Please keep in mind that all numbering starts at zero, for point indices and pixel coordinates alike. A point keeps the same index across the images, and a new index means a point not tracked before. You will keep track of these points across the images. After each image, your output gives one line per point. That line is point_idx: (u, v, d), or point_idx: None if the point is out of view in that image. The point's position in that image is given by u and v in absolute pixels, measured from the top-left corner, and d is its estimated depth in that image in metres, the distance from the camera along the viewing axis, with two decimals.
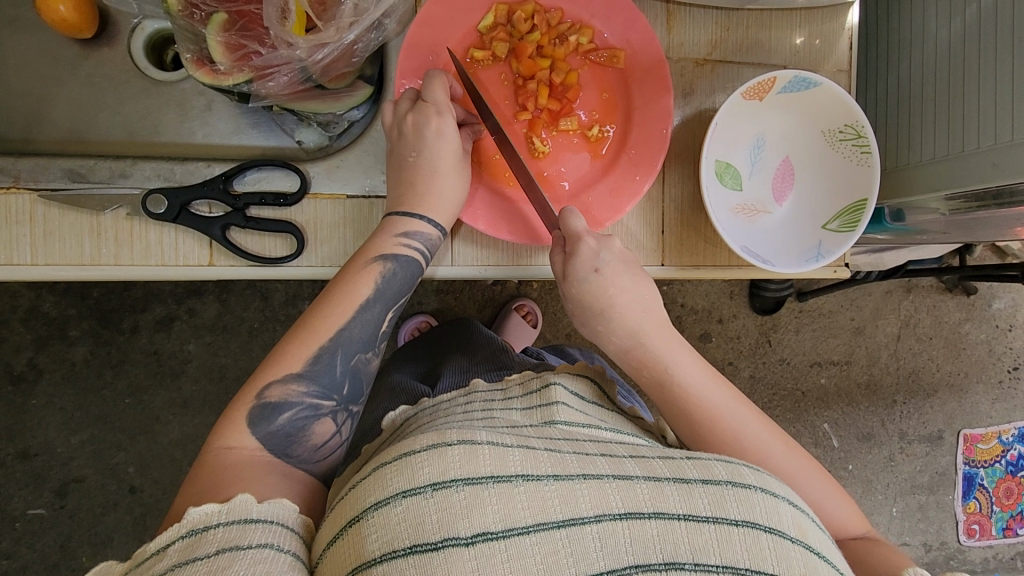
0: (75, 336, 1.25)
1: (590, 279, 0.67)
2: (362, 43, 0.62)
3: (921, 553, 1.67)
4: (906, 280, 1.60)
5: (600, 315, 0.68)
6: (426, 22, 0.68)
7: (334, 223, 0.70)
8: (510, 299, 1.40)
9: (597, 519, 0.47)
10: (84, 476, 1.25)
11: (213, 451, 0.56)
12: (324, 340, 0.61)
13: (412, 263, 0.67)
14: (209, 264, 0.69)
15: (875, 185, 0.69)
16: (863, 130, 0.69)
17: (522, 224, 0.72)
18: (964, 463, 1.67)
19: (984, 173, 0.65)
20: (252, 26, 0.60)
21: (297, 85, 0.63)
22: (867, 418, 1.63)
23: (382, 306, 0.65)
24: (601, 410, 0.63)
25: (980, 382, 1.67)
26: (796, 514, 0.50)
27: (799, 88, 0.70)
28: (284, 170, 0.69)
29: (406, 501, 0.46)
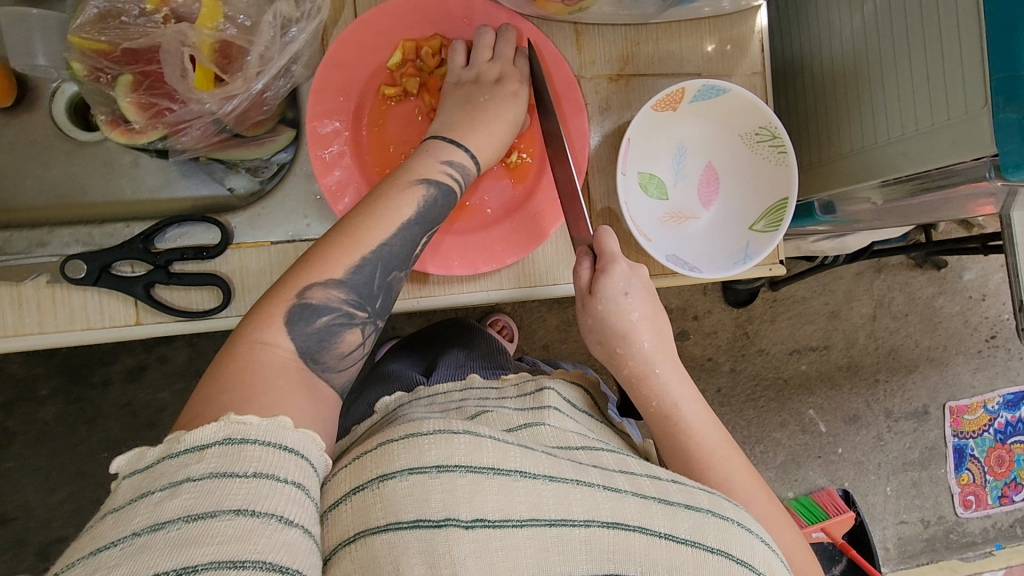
0: (44, 395, 1.23)
1: (619, 300, 0.67)
2: (273, 90, 0.62)
3: (920, 530, 1.67)
4: (875, 260, 1.62)
5: (621, 339, 0.68)
6: (330, 65, 0.68)
7: (259, 271, 0.70)
8: (484, 315, 1.40)
9: (586, 524, 0.47)
10: (67, 535, 1.24)
11: (246, 342, 0.52)
12: (367, 253, 0.57)
13: (447, 189, 0.64)
14: (137, 323, 0.69)
15: (794, 185, 0.70)
16: (776, 131, 0.70)
17: (452, 253, 0.71)
18: (953, 435, 1.68)
19: (896, 161, 0.67)
20: (159, 84, 0.61)
21: (212, 135, 0.64)
22: (851, 399, 1.64)
23: (421, 229, 0.62)
24: (588, 419, 0.64)
25: (960, 353, 1.68)
26: (768, 553, 0.52)
27: (709, 97, 0.71)
28: (204, 224, 0.69)
29: (412, 477, 0.45)
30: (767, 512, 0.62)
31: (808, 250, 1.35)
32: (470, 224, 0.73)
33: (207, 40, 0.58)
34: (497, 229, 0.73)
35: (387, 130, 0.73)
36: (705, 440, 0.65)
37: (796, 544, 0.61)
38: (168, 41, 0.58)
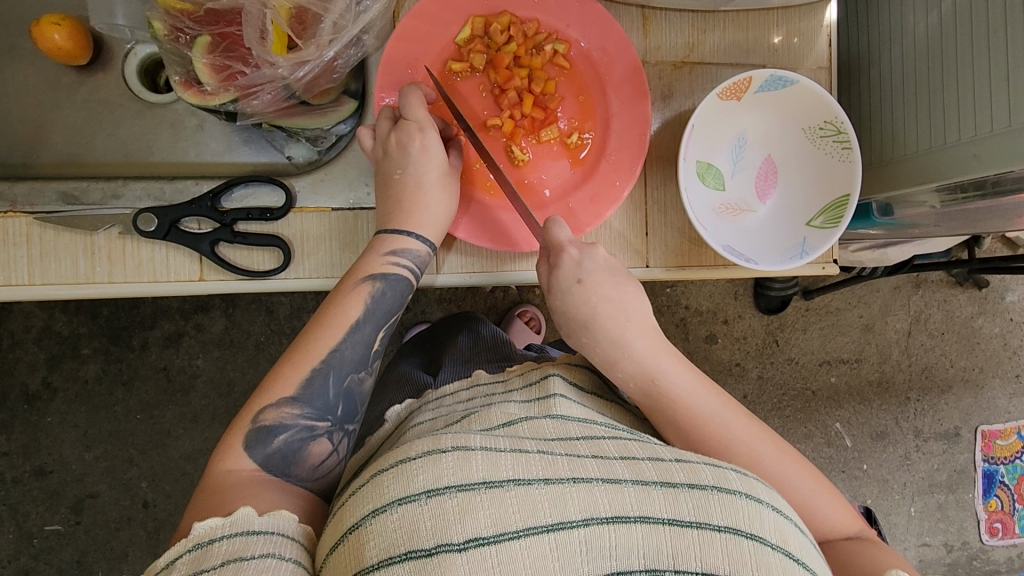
0: (86, 354, 1.27)
1: (573, 290, 0.68)
2: (343, 59, 0.64)
3: (943, 554, 1.63)
4: (914, 275, 1.58)
5: (581, 326, 0.69)
6: (403, 37, 0.70)
7: (319, 236, 0.72)
8: (513, 305, 1.41)
9: (585, 524, 0.47)
10: (98, 491, 1.28)
11: (214, 472, 0.59)
12: (316, 362, 0.63)
13: (401, 280, 0.68)
14: (200, 280, 0.71)
15: (857, 181, 0.69)
16: (843, 126, 0.70)
17: (483, 226, 0.73)
18: (983, 460, 1.64)
19: (966, 164, 0.65)
20: (235, 47, 0.61)
21: (281, 102, 0.65)
22: (880, 416, 1.61)
23: (371, 326, 0.67)
24: (598, 403, 0.65)
25: (996, 377, 1.64)
26: (779, 521, 0.50)
27: (776, 88, 0.70)
28: (270, 186, 0.71)
29: (401, 509, 0.47)
30: (780, 463, 0.63)
31: (847, 260, 1.33)
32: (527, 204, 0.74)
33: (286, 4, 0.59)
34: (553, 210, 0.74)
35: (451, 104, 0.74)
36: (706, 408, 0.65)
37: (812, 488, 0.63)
38: (248, 3, 0.58)
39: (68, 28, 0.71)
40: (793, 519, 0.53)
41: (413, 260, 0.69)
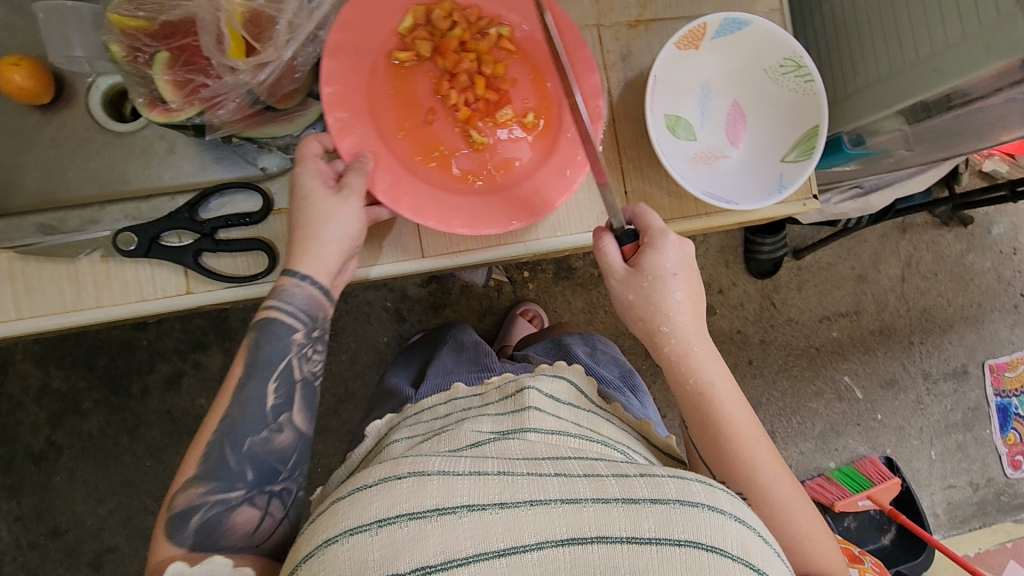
0: (88, 407, 1.26)
1: (662, 280, 0.70)
2: (301, 60, 0.65)
3: (970, 494, 1.63)
4: (899, 221, 1.60)
5: (663, 317, 0.71)
6: (346, 29, 0.71)
7: None
8: (508, 302, 1.43)
9: (539, 546, 0.48)
10: (117, 544, 1.26)
11: (152, 563, 0.61)
12: (211, 433, 0.66)
13: (286, 324, 0.70)
14: (187, 291, 0.74)
15: (824, 110, 0.71)
16: (802, 61, 0.71)
17: (452, 213, 0.73)
18: (995, 394, 1.64)
19: (924, 79, 0.66)
20: (195, 59, 0.62)
21: (246, 110, 0.64)
22: (887, 364, 1.61)
23: (259, 380, 0.67)
24: (578, 412, 0.66)
25: (995, 310, 1.65)
26: (742, 533, 0.49)
27: (731, 31, 0.72)
28: (246, 193, 0.74)
29: (353, 538, 0.48)
30: (792, 498, 0.65)
31: (831, 214, 1.34)
32: (491, 187, 0.76)
33: (240, 10, 0.60)
34: (521, 187, 0.75)
35: (401, 94, 0.76)
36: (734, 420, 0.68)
37: (817, 529, 0.65)
38: (200, 11, 0.59)
39: (28, 67, 0.71)
40: (759, 528, 0.51)
41: (304, 294, 0.70)
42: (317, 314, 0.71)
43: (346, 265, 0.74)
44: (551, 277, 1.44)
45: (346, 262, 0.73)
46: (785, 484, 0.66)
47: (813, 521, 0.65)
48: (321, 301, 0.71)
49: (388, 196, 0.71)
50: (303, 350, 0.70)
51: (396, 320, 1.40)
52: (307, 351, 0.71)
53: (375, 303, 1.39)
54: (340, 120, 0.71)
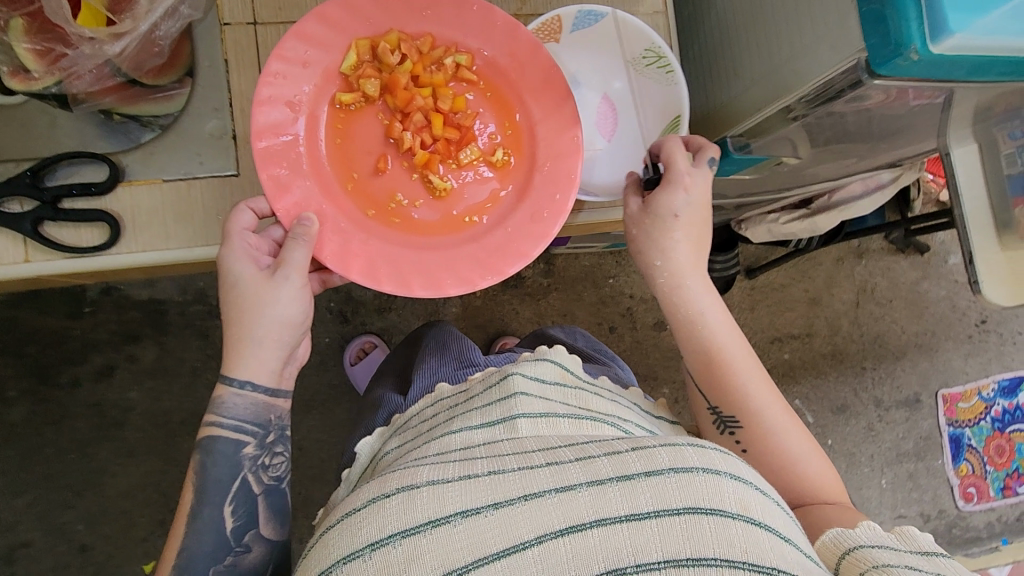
0: (13, 396, 1.24)
1: (669, 221, 0.70)
2: (164, 29, 0.62)
3: (920, 524, 1.61)
4: (854, 246, 1.60)
5: (661, 252, 0.71)
6: (279, 74, 0.67)
7: (151, 210, 0.68)
8: (453, 309, 1.41)
9: (537, 542, 0.46)
10: (33, 538, 1.23)
11: None
12: (173, 563, 0.66)
13: (231, 440, 0.68)
14: (26, 262, 0.67)
15: (684, 101, 0.75)
16: (661, 52, 0.75)
17: (410, 272, 0.70)
18: (948, 424, 1.62)
19: (797, 76, 0.62)
20: (50, 26, 0.58)
21: (106, 79, 0.62)
22: (838, 389, 1.60)
23: (212, 505, 0.67)
24: (565, 391, 0.64)
25: (949, 339, 1.64)
26: (740, 490, 0.47)
27: (589, 22, 0.76)
28: (95, 162, 0.68)
29: (348, 566, 0.47)
30: (782, 423, 0.68)
31: (778, 234, 1.34)
32: (459, 239, 0.73)
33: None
34: (490, 240, 0.73)
35: (351, 137, 0.72)
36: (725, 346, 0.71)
37: (806, 450, 0.67)
38: None
39: None
40: (755, 481, 0.50)
41: (246, 404, 0.68)
42: (265, 420, 0.70)
43: (297, 346, 0.71)
44: (499, 285, 1.43)
45: (293, 347, 0.70)
46: (773, 406, 0.68)
47: (805, 445, 0.67)
48: (266, 404, 0.69)
49: (336, 263, 0.68)
50: (258, 462, 0.69)
51: (340, 321, 1.36)
52: (264, 460, 0.70)
53: (319, 303, 1.35)
54: (280, 178, 0.67)
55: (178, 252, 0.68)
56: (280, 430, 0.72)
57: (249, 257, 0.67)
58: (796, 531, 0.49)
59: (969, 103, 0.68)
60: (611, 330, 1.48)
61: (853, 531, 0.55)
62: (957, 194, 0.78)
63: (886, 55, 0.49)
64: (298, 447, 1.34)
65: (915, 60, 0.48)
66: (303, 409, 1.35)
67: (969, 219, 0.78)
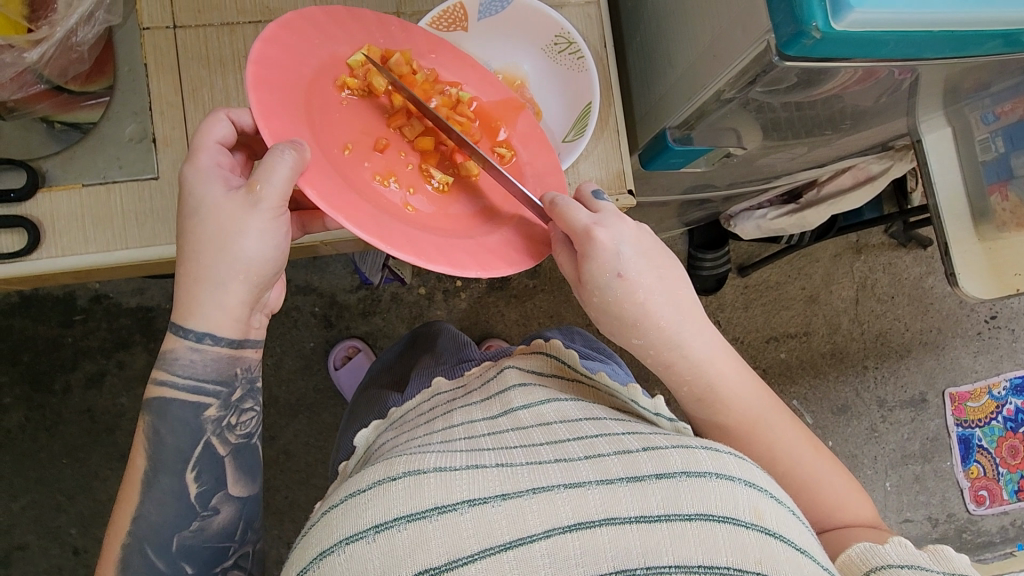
0: (8, 403, 1.26)
1: (612, 285, 0.60)
2: (81, 34, 0.66)
3: (929, 529, 1.54)
4: (852, 241, 1.55)
5: (632, 327, 0.61)
6: (289, 26, 0.61)
7: (73, 216, 0.66)
8: (438, 312, 1.40)
9: (545, 536, 0.42)
10: (27, 542, 1.25)
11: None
12: (128, 536, 0.59)
13: (189, 402, 0.61)
14: None
15: (594, 87, 0.72)
16: (571, 37, 0.72)
17: (428, 245, 0.62)
18: (956, 424, 1.56)
19: (725, 59, 0.59)
20: None
21: (31, 86, 0.66)
22: (839, 389, 1.55)
23: (170, 475, 0.60)
24: (563, 383, 0.62)
25: (957, 336, 1.57)
26: (754, 497, 0.44)
27: (495, 10, 0.73)
28: (12, 168, 0.65)
29: (350, 548, 0.44)
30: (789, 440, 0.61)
31: (769, 230, 1.31)
32: (475, 232, 0.67)
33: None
34: (486, 238, 0.66)
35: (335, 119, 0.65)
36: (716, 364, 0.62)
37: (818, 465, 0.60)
38: None
39: None
40: (770, 488, 0.46)
41: (206, 359, 0.61)
42: (229, 376, 0.62)
43: (267, 290, 0.62)
44: (485, 288, 1.42)
45: (263, 290, 0.61)
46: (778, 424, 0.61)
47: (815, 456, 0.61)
48: (230, 358, 0.62)
49: (327, 205, 0.57)
50: (223, 424, 0.62)
51: (324, 325, 1.36)
52: (229, 421, 0.63)
53: (304, 308, 1.36)
54: (273, 111, 0.57)
55: (98, 256, 0.66)
56: (247, 386, 0.64)
57: (218, 177, 0.58)
58: (814, 544, 0.45)
59: (935, 87, 0.65)
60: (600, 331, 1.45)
61: (881, 548, 0.50)
62: (931, 182, 0.76)
63: (791, 35, 0.49)
64: (285, 452, 1.33)
65: (819, 39, 0.48)
66: (289, 414, 1.34)
67: (944, 207, 0.76)
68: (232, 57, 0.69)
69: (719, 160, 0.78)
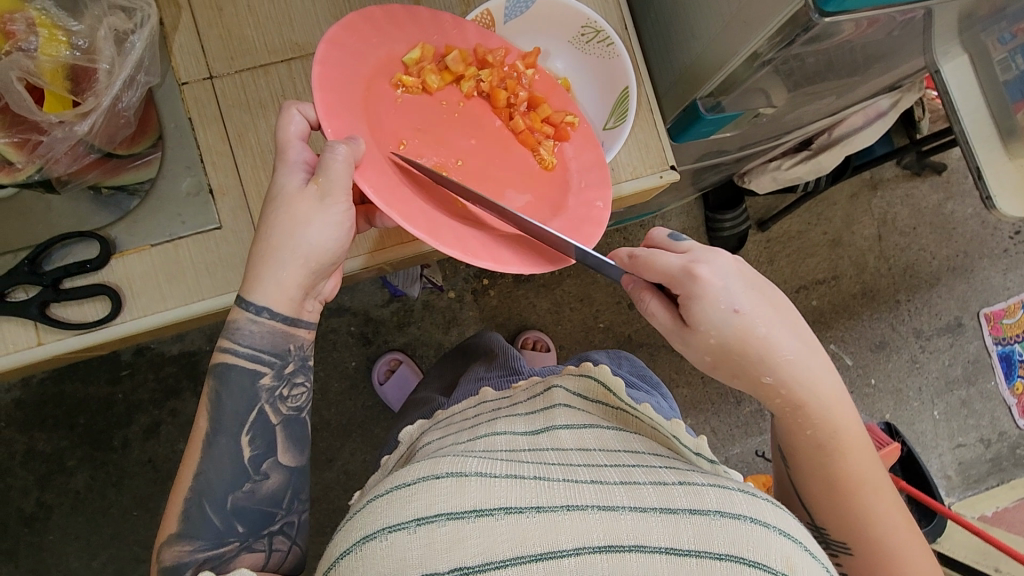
0: (72, 465, 1.29)
1: (728, 319, 0.57)
2: (126, 100, 0.65)
3: (982, 451, 1.56)
4: (867, 178, 1.55)
5: (746, 358, 0.59)
6: (351, 30, 0.63)
7: (146, 277, 0.69)
8: (471, 311, 1.42)
9: (576, 551, 0.42)
10: None
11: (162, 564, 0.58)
12: (187, 491, 0.59)
13: (246, 368, 0.62)
14: (39, 344, 0.67)
15: (628, 71, 0.72)
16: (598, 25, 0.72)
17: (476, 244, 0.64)
18: (995, 343, 1.56)
19: (762, 21, 0.59)
20: (21, 118, 0.62)
21: (83, 158, 0.66)
22: (874, 326, 1.55)
23: (228, 436, 0.60)
24: (608, 412, 0.59)
25: (984, 257, 1.57)
26: (787, 546, 0.44)
27: (520, 11, 0.73)
28: (84, 240, 0.69)
29: (393, 535, 0.44)
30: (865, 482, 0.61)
31: (783, 181, 1.30)
32: (522, 224, 0.69)
33: (49, 66, 0.60)
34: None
35: (389, 115, 0.66)
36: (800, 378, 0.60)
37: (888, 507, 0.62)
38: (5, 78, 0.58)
39: None
40: (805, 542, 0.46)
41: (263, 331, 0.61)
42: (284, 350, 0.62)
43: (322, 281, 0.63)
44: (513, 282, 1.43)
45: (318, 279, 0.62)
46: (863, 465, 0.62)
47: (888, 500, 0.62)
48: (285, 333, 0.62)
49: (382, 203, 0.60)
50: (276, 393, 0.63)
51: (363, 343, 1.38)
52: (282, 391, 0.63)
53: (340, 329, 1.37)
54: (335, 113, 0.60)
55: (178, 310, 0.69)
56: (301, 362, 0.64)
57: (299, 169, 0.60)
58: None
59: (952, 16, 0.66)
60: (631, 306, 1.46)
61: None
62: (954, 110, 0.75)
63: None
64: (344, 471, 1.35)
65: None
66: (343, 433, 1.36)
67: (971, 133, 0.73)
68: (272, 98, 0.71)
69: (746, 121, 0.79)
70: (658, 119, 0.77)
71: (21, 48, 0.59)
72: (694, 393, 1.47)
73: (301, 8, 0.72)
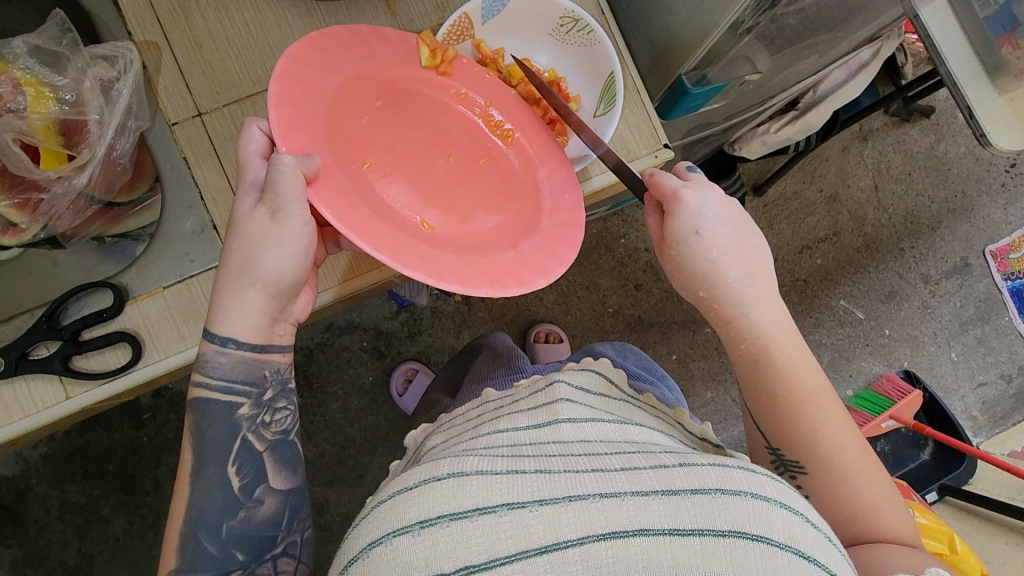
0: (108, 512, 1.30)
1: (691, 240, 0.60)
2: (120, 147, 0.67)
3: (1005, 387, 1.56)
4: (857, 130, 1.54)
5: (704, 283, 0.61)
6: (315, 47, 0.62)
7: (163, 319, 0.70)
8: (480, 313, 1.42)
9: (580, 541, 0.42)
10: None
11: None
12: (181, 526, 0.59)
13: (223, 402, 0.61)
14: (67, 398, 0.68)
15: (612, 55, 0.72)
16: (576, 14, 0.72)
17: (439, 262, 0.62)
18: (1004, 279, 1.56)
19: None
20: (19, 178, 0.63)
21: (85, 211, 0.67)
22: (881, 277, 1.55)
23: (213, 466, 0.60)
24: (610, 403, 0.59)
25: (984, 194, 1.57)
26: (789, 519, 0.44)
27: (497, 11, 0.72)
28: (97, 290, 0.69)
29: (396, 541, 0.43)
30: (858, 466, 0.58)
31: (774, 143, 1.29)
32: (498, 246, 0.67)
33: (41, 124, 0.62)
34: (501, 255, 0.66)
35: (354, 130, 0.66)
36: (799, 380, 0.60)
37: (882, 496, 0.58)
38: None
39: None
40: (808, 514, 0.46)
41: (233, 362, 0.61)
42: (259, 377, 0.62)
43: (289, 301, 0.63)
44: None
45: (285, 301, 0.62)
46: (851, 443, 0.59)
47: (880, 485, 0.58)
48: (257, 360, 0.62)
49: (341, 224, 0.58)
50: (258, 420, 0.62)
51: (377, 357, 1.39)
52: (264, 418, 0.63)
53: (352, 346, 1.38)
54: (293, 128, 0.59)
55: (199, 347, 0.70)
56: (280, 385, 0.64)
57: (253, 188, 0.60)
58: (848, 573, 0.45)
59: None
60: (638, 288, 1.46)
61: None
62: (939, 52, 0.72)
63: None
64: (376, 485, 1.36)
65: None
66: (369, 449, 1.37)
67: (958, 72, 0.73)
68: None
69: (733, 90, 0.79)
70: (646, 100, 0.78)
71: (11, 109, 0.61)
72: (712, 365, 1.47)
73: (278, 34, 0.73)
